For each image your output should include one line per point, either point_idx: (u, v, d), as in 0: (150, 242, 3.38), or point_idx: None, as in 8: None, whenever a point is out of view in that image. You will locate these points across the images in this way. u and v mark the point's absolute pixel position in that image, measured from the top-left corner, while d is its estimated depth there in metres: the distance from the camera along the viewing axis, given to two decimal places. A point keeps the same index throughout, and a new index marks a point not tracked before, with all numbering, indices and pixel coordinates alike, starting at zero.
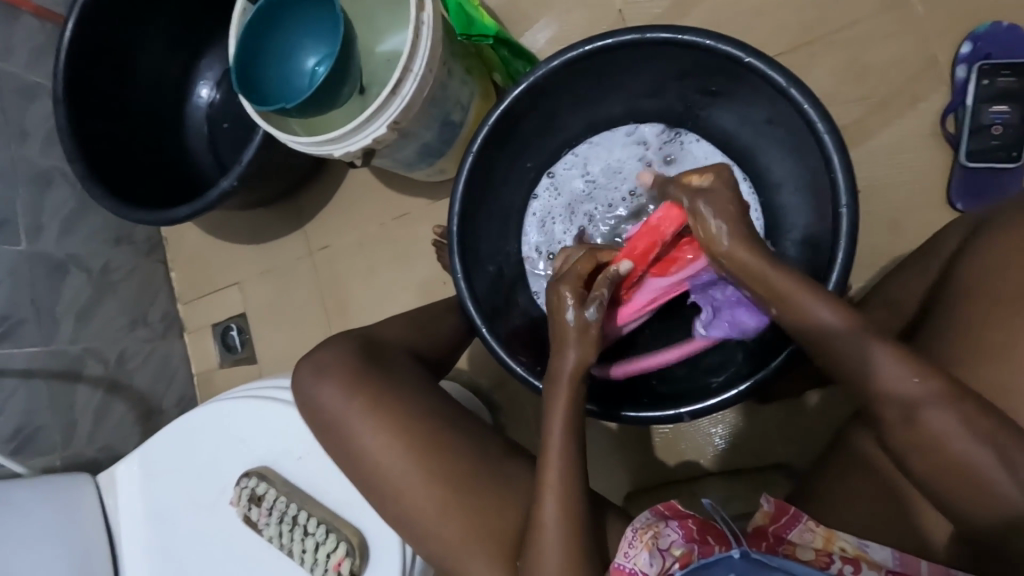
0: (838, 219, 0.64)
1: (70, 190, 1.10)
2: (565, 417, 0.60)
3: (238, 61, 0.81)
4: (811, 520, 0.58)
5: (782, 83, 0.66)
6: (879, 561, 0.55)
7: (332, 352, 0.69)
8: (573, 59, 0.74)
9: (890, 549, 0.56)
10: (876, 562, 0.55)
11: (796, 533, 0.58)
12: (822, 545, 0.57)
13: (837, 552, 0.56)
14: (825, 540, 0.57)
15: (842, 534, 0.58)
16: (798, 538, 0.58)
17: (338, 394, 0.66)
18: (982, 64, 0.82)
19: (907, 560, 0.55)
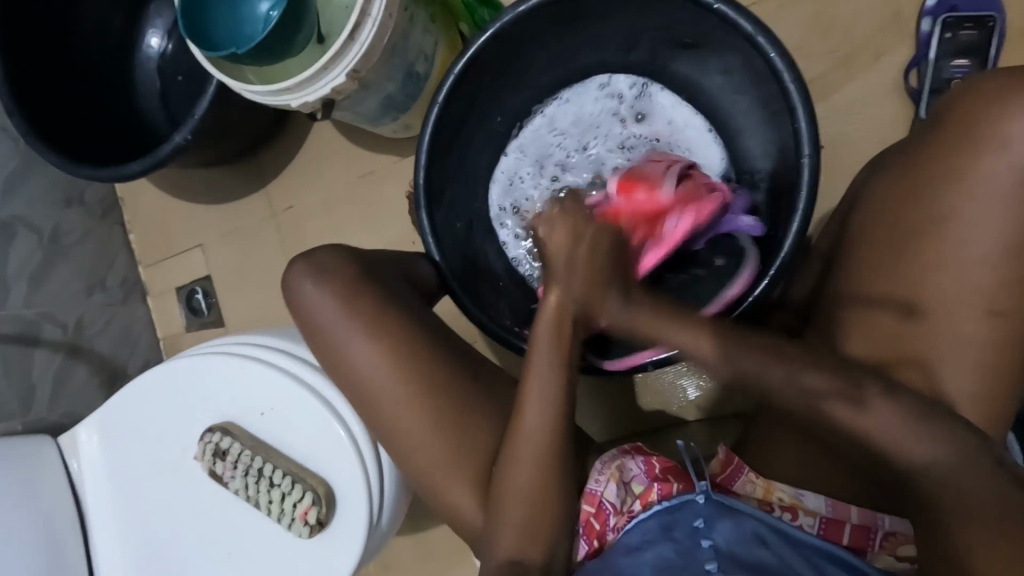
0: (800, 169, 0.65)
1: (11, 147, 1.04)
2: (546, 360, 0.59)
3: (185, 3, 0.76)
4: (753, 472, 0.60)
5: (749, 30, 0.65)
6: (813, 509, 0.59)
7: (330, 257, 0.67)
8: (541, 4, 0.72)
9: (824, 496, 0.59)
10: (812, 510, 0.59)
11: (740, 484, 0.60)
12: (762, 496, 0.60)
13: (775, 501, 0.60)
14: (765, 491, 0.60)
15: (781, 485, 0.60)
16: (740, 490, 0.60)
17: (335, 301, 0.64)
18: (947, 16, 0.82)
19: (838, 506, 0.59)
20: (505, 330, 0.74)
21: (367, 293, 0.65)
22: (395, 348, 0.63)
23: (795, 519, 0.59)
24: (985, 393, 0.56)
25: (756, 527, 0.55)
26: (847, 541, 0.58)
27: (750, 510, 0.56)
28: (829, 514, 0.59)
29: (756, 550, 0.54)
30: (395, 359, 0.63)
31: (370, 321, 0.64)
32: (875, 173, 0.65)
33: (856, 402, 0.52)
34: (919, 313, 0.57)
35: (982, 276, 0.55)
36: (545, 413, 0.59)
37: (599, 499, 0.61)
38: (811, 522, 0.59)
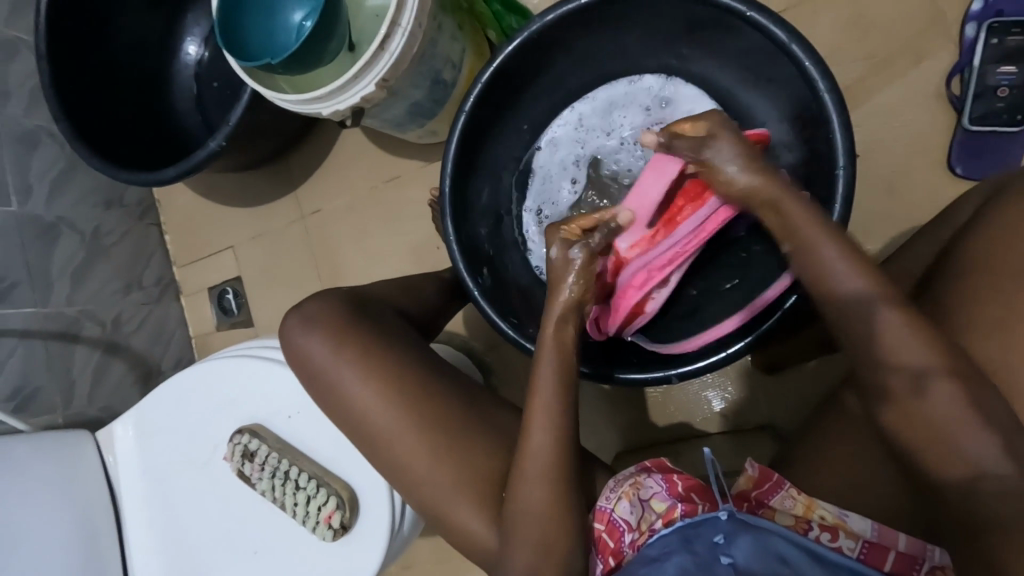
0: (835, 181, 0.63)
1: (57, 150, 1.09)
2: (554, 362, 0.60)
3: (221, 14, 0.79)
4: (792, 488, 0.59)
5: (783, 38, 0.64)
6: (858, 531, 0.57)
7: (318, 305, 0.68)
8: (568, 13, 0.72)
9: (870, 520, 0.57)
10: (854, 531, 0.57)
11: (777, 500, 0.59)
12: (802, 513, 0.58)
13: (815, 520, 0.58)
14: (805, 508, 0.59)
15: (823, 503, 0.59)
16: (777, 504, 0.59)
17: (326, 346, 0.66)
18: (992, 22, 0.79)
19: (885, 531, 0.56)
20: (526, 337, 0.74)
21: (355, 333, 0.66)
22: (387, 382, 0.64)
23: (834, 540, 0.57)
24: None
25: (779, 543, 0.53)
26: (889, 568, 0.55)
27: (773, 526, 0.54)
28: (872, 538, 0.56)
29: (774, 565, 0.51)
30: (393, 395, 0.63)
31: (358, 363, 0.64)
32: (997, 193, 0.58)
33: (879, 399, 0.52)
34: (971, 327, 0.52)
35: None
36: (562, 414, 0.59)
37: (610, 515, 0.61)
38: (852, 545, 0.56)
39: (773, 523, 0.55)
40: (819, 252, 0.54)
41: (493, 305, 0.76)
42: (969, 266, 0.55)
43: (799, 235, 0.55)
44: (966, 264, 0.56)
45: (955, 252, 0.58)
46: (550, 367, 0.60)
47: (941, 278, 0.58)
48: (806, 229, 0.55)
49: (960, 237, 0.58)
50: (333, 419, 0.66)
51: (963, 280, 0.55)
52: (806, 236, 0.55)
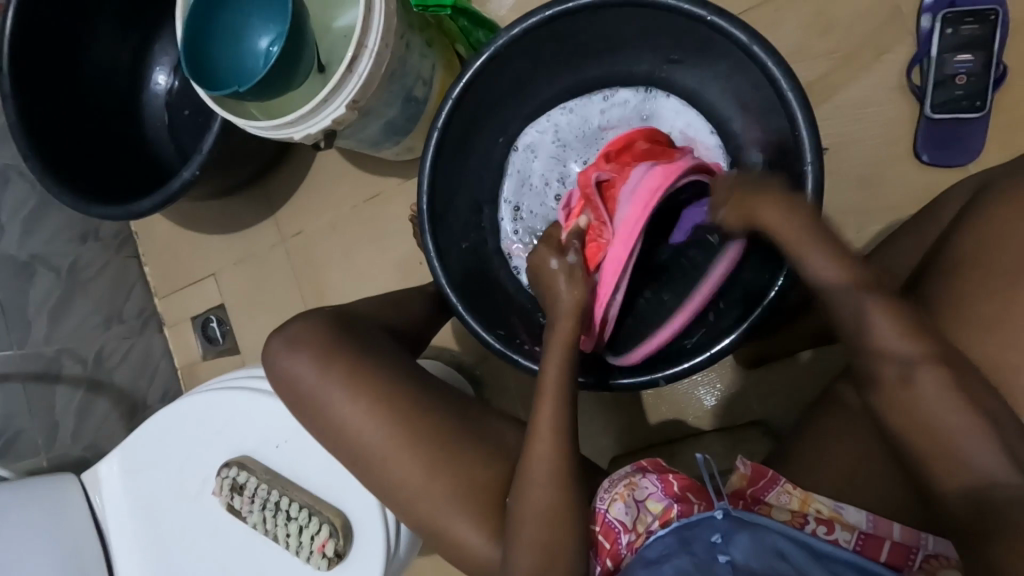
0: (804, 177, 0.64)
1: (29, 187, 1.07)
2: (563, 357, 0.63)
3: (186, 42, 0.78)
4: (788, 482, 0.60)
5: (744, 40, 0.65)
6: (853, 523, 0.57)
7: (305, 326, 0.66)
8: (535, 25, 0.73)
9: (865, 512, 0.58)
10: (851, 524, 0.58)
11: (774, 495, 0.60)
12: (799, 507, 0.59)
13: (812, 513, 0.59)
14: (802, 502, 0.59)
15: (819, 497, 0.59)
16: (773, 500, 0.60)
17: (312, 365, 0.64)
18: (946, 13, 0.81)
19: (880, 522, 0.57)
20: (513, 349, 0.75)
21: (344, 357, 0.64)
22: (378, 401, 0.62)
23: (830, 533, 0.58)
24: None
25: (776, 543, 0.54)
26: (884, 558, 0.57)
27: (769, 523, 0.55)
28: (868, 530, 0.57)
29: (775, 562, 0.52)
30: (384, 414, 0.62)
31: (347, 384, 0.63)
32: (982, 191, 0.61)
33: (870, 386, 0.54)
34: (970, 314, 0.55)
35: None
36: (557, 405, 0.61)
37: (606, 517, 0.61)
38: (848, 537, 0.57)
39: (768, 520, 0.56)
40: (813, 263, 0.56)
41: (479, 319, 0.76)
42: (961, 265, 0.57)
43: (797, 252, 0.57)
44: (952, 265, 0.58)
45: (943, 251, 0.60)
46: (557, 360, 0.62)
47: (929, 273, 0.61)
48: (800, 247, 0.56)
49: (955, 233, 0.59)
50: (317, 437, 0.65)
51: (947, 279, 0.58)
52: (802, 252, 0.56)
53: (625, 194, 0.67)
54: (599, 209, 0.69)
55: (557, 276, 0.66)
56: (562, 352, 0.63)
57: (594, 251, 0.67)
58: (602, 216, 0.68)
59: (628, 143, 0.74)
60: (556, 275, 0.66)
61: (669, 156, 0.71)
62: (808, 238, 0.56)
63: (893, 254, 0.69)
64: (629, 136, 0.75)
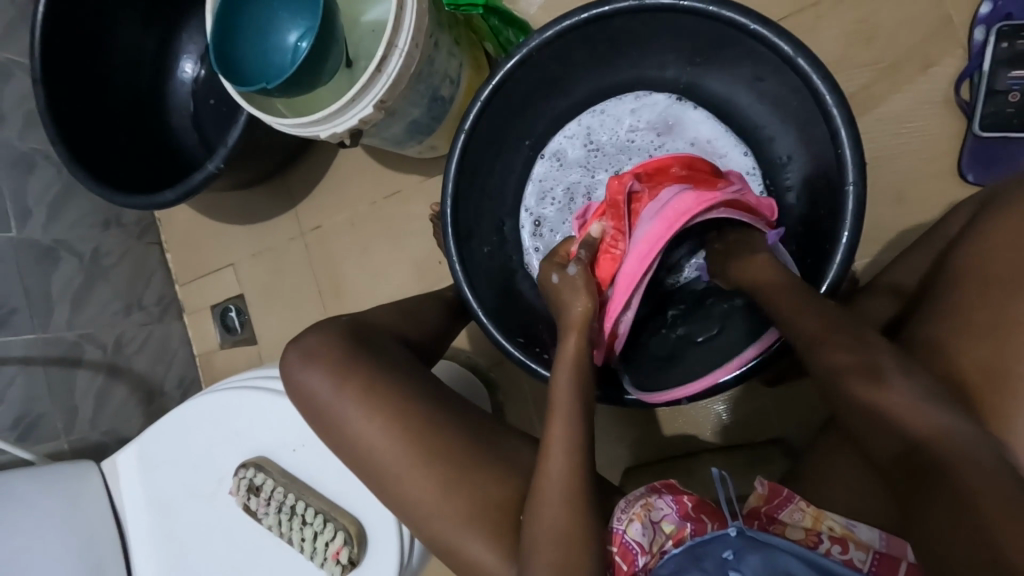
0: (844, 197, 0.62)
1: (55, 173, 1.08)
2: (574, 372, 0.62)
3: (215, 37, 0.77)
4: (802, 499, 0.58)
5: (789, 52, 0.63)
6: (866, 541, 0.56)
7: (318, 339, 0.65)
8: (568, 28, 0.71)
9: (878, 529, 0.57)
10: (863, 542, 0.56)
11: (787, 513, 0.58)
12: (811, 524, 0.57)
13: (825, 531, 0.57)
14: (814, 519, 0.58)
15: (831, 513, 0.58)
16: (787, 519, 0.58)
17: (326, 380, 0.63)
18: (1002, 25, 0.77)
19: (894, 541, 0.56)
20: (532, 358, 0.74)
21: (361, 365, 0.63)
22: (393, 410, 0.61)
23: (845, 552, 0.56)
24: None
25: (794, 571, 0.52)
26: None
27: (783, 544, 0.54)
28: (881, 549, 0.56)
29: None
30: (398, 430, 0.61)
31: (363, 394, 0.62)
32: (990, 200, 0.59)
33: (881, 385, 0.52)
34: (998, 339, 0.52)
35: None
36: (571, 419, 0.60)
37: (622, 538, 0.60)
38: (862, 557, 0.56)
39: (779, 539, 0.54)
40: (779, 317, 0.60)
41: (499, 326, 0.75)
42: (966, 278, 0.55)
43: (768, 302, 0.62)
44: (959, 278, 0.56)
45: (946, 267, 0.59)
46: (568, 374, 0.61)
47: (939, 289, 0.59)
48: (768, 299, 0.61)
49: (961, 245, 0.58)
50: (329, 446, 0.64)
51: (958, 292, 0.56)
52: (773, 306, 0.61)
53: (650, 212, 0.64)
54: (619, 224, 0.66)
55: (559, 290, 0.65)
56: (568, 374, 0.62)
57: (607, 264, 0.65)
58: (621, 228, 0.66)
59: (665, 165, 0.70)
60: (559, 287, 0.66)
61: (704, 180, 0.67)
62: (782, 294, 0.60)
63: (900, 271, 0.67)
64: (666, 159, 0.71)
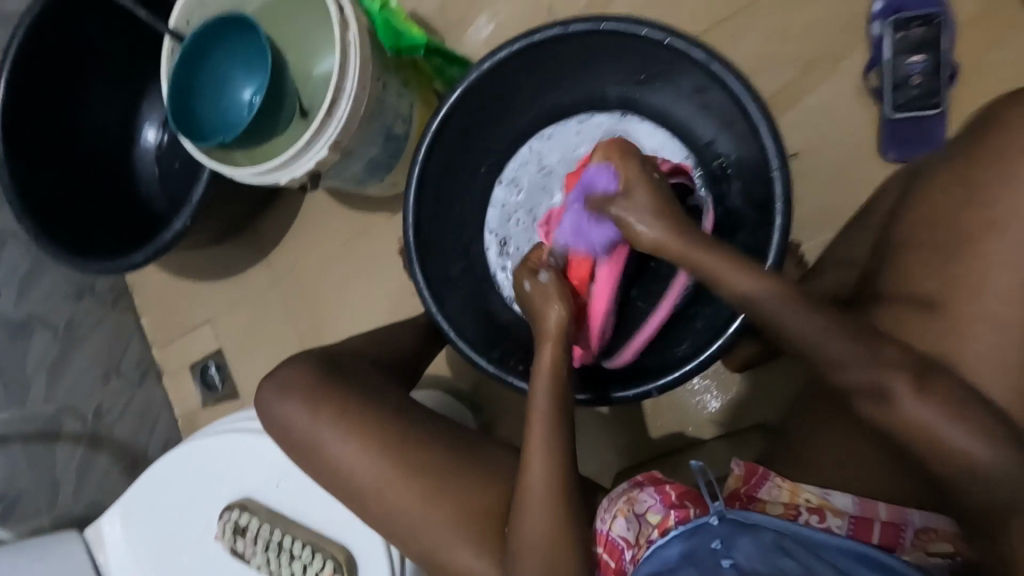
0: (773, 182, 0.67)
1: (25, 252, 1.08)
2: (550, 385, 0.61)
3: (172, 100, 0.81)
4: (777, 476, 0.60)
5: (702, 58, 0.69)
6: (842, 507, 0.58)
7: (293, 371, 0.66)
8: (504, 59, 0.77)
9: (850, 495, 0.59)
10: (839, 509, 0.58)
11: (766, 490, 0.60)
12: (789, 499, 0.59)
13: (803, 504, 0.59)
14: (791, 494, 0.60)
15: (807, 486, 0.60)
16: (766, 496, 0.60)
17: (304, 411, 0.64)
18: (894, 19, 0.85)
19: (866, 503, 0.58)
20: (507, 371, 0.77)
21: (338, 393, 0.65)
22: (372, 432, 0.63)
23: (822, 521, 0.58)
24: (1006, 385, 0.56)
25: (778, 540, 0.53)
26: (877, 540, 0.57)
27: (766, 522, 0.55)
28: (857, 513, 0.58)
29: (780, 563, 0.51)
30: (380, 449, 0.62)
31: (342, 418, 0.63)
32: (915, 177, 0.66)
33: (880, 399, 0.52)
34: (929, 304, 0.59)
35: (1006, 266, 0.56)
36: (548, 424, 0.60)
37: (608, 536, 0.61)
38: (840, 523, 0.58)
39: (762, 520, 0.55)
40: (732, 287, 0.55)
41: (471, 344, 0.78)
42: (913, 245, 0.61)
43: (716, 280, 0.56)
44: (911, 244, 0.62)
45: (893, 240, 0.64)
46: (545, 388, 0.61)
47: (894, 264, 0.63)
48: (713, 271, 0.56)
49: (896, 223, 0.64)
50: (316, 478, 0.65)
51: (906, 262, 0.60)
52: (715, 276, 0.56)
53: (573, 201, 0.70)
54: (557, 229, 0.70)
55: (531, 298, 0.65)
56: (545, 383, 0.61)
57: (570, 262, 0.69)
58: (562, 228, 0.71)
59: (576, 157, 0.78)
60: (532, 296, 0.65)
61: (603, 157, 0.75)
62: (727, 266, 0.55)
63: (846, 245, 0.72)
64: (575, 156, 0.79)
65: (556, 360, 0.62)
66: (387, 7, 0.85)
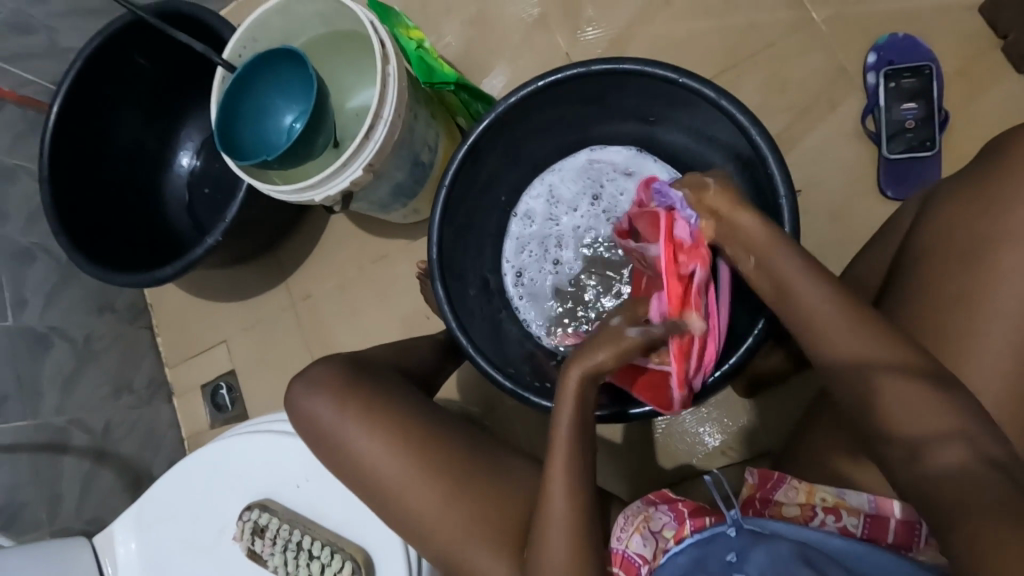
0: (780, 209, 0.71)
1: (53, 264, 1.12)
2: (572, 415, 0.61)
3: (219, 123, 0.87)
4: (792, 478, 0.61)
5: (712, 95, 0.74)
6: (857, 506, 0.58)
7: (324, 369, 0.69)
8: (528, 94, 0.82)
9: (867, 494, 0.59)
10: (854, 508, 0.59)
11: (782, 493, 0.61)
12: (806, 499, 0.60)
13: (818, 503, 0.59)
14: (808, 494, 0.60)
15: (821, 486, 0.60)
16: (782, 498, 0.61)
17: (333, 411, 0.66)
18: (887, 69, 0.92)
19: (882, 502, 0.58)
20: (523, 387, 0.77)
21: (366, 398, 0.66)
22: (392, 438, 0.64)
23: (839, 521, 0.58)
24: (1001, 387, 0.58)
25: (794, 548, 0.54)
26: (892, 539, 0.57)
27: (780, 530, 0.57)
28: (872, 511, 0.58)
29: (790, 568, 0.52)
30: (401, 447, 0.64)
31: (364, 420, 0.65)
32: (926, 203, 0.67)
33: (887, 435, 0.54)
34: (938, 326, 0.60)
35: (1007, 282, 0.58)
36: (570, 448, 0.60)
37: (625, 554, 0.61)
38: (855, 522, 0.58)
39: (776, 529, 0.57)
40: (802, 305, 0.58)
41: (490, 360, 0.79)
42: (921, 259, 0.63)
43: (792, 293, 0.59)
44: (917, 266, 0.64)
45: (908, 251, 0.66)
46: (567, 419, 0.61)
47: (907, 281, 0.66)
48: (794, 283, 0.59)
49: (912, 236, 0.66)
50: (341, 478, 0.66)
51: (913, 276, 0.64)
52: (796, 293, 0.59)
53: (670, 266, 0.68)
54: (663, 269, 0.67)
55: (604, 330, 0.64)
56: (572, 406, 0.61)
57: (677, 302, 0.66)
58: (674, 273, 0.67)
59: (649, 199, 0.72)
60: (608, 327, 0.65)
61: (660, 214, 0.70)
62: (810, 278, 0.58)
63: (865, 265, 0.75)
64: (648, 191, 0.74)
65: (583, 391, 0.61)
66: (421, 47, 0.94)
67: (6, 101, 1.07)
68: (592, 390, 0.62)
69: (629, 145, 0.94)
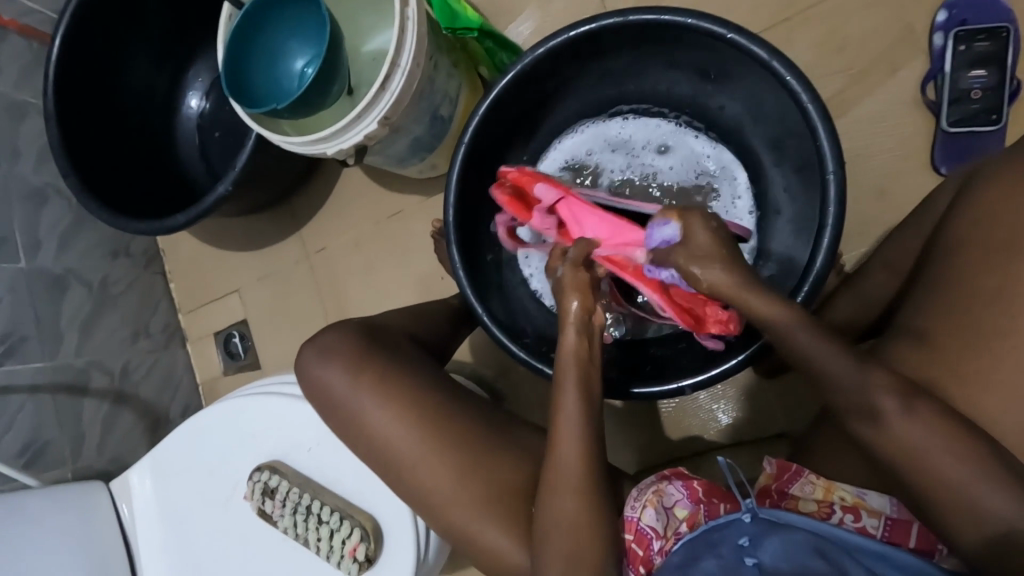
0: (826, 186, 0.65)
1: (65, 205, 1.10)
2: (576, 382, 0.60)
3: (227, 67, 0.82)
4: (810, 473, 0.60)
5: (763, 55, 0.67)
6: (878, 508, 0.58)
7: (335, 336, 0.67)
8: (558, 46, 0.75)
9: (889, 497, 0.58)
10: (875, 509, 0.58)
11: (798, 487, 0.60)
12: (823, 496, 0.59)
13: (837, 502, 0.58)
14: (826, 491, 0.59)
15: (841, 485, 0.59)
16: (798, 492, 0.59)
17: (343, 378, 0.65)
18: (959, 30, 0.84)
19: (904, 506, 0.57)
20: (537, 358, 0.75)
21: (377, 366, 0.65)
22: (402, 408, 0.63)
23: (857, 520, 0.58)
24: None
25: (809, 540, 0.53)
26: (913, 543, 0.57)
27: (799, 521, 0.54)
28: (893, 515, 0.57)
29: (807, 560, 0.50)
30: (410, 421, 0.63)
31: (375, 389, 0.64)
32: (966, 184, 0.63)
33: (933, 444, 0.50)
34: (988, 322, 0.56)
35: None
36: (575, 423, 0.59)
37: (637, 525, 0.59)
38: (875, 524, 0.57)
39: (795, 518, 0.55)
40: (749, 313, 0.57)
41: (504, 329, 0.76)
42: (967, 245, 0.58)
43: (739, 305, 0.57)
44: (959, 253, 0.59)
45: (940, 239, 0.62)
46: (573, 386, 0.60)
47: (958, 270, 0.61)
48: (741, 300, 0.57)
49: (948, 222, 0.62)
50: (351, 446, 0.66)
51: (953, 265, 0.59)
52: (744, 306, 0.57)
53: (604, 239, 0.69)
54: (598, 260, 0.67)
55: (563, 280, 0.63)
56: (574, 376, 0.60)
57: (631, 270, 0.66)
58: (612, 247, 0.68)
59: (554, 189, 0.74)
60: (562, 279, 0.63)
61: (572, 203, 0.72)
62: (755, 294, 0.56)
63: (897, 245, 0.70)
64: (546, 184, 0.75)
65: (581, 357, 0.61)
66: None
67: (9, 31, 1.02)
68: (590, 339, 0.62)
69: (662, 113, 0.87)
